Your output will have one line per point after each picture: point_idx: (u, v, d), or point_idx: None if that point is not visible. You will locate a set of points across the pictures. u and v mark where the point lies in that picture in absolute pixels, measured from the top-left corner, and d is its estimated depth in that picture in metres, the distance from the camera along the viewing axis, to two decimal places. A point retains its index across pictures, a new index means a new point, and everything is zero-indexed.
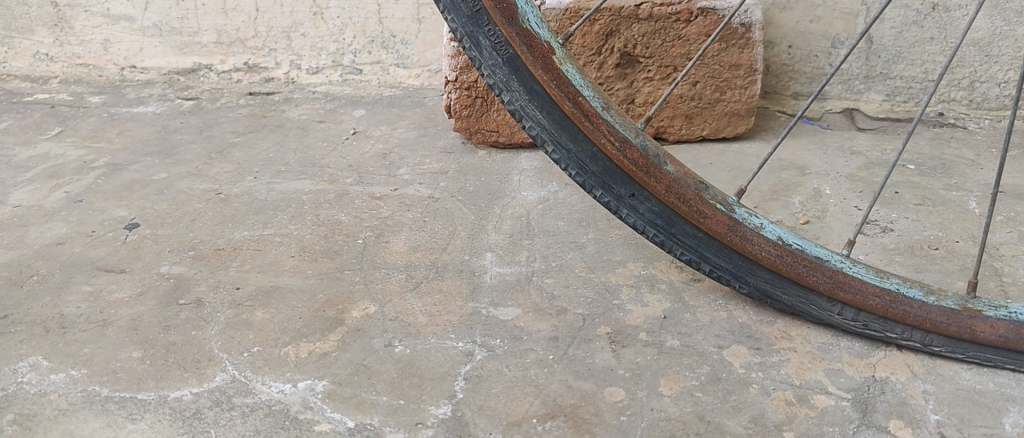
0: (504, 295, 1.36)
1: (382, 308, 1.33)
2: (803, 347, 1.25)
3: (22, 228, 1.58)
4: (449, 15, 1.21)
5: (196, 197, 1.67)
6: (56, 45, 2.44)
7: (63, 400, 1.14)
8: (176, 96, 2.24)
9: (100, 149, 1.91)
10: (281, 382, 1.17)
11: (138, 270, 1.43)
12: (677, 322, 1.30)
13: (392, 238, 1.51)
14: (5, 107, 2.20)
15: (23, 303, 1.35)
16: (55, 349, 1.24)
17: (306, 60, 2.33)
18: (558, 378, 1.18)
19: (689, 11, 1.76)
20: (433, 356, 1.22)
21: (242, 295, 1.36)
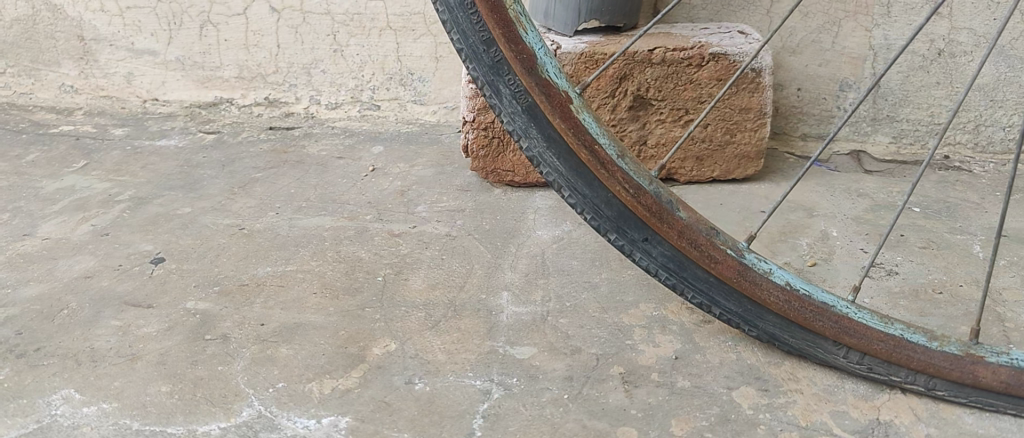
0: (520, 334, 1.40)
1: (402, 345, 1.37)
2: (808, 388, 1.29)
3: (51, 261, 1.63)
4: (471, 63, 1.25)
5: (220, 231, 1.72)
6: (81, 78, 2.51)
7: (96, 432, 1.19)
8: (198, 130, 2.30)
9: (126, 182, 1.96)
10: (305, 417, 1.22)
11: (165, 305, 1.48)
12: (688, 363, 1.35)
13: (412, 275, 1.56)
14: (32, 138, 2.26)
15: (54, 337, 1.40)
16: (86, 382, 1.29)
17: (326, 96, 2.39)
18: (573, 417, 1.22)
19: (701, 56, 1.81)
20: (452, 394, 1.26)
21: (267, 331, 1.41)
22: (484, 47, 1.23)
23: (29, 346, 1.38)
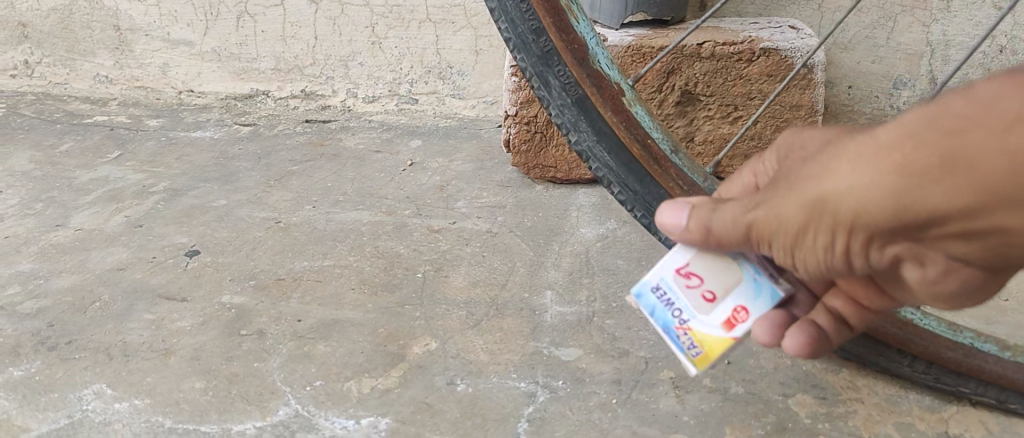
0: (565, 335, 1.35)
1: (443, 344, 1.32)
2: (870, 398, 1.22)
3: (84, 252, 1.60)
4: (518, 54, 1.19)
5: (256, 225, 1.68)
6: (116, 68, 2.49)
7: (129, 429, 1.15)
8: (233, 122, 2.26)
9: (160, 173, 1.93)
10: (344, 418, 1.17)
11: (200, 299, 1.44)
12: (742, 368, 1.28)
13: (452, 272, 1.51)
14: (66, 128, 2.24)
15: (87, 329, 1.36)
16: (118, 377, 1.25)
17: (363, 89, 2.34)
18: (622, 423, 1.16)
19: (751, 51, 1.75)
20: (496, 397, 1.21)
21: (304, 327, 1.36)
22: (534, 37, 1.17)
23: (61, 339, 1.34)
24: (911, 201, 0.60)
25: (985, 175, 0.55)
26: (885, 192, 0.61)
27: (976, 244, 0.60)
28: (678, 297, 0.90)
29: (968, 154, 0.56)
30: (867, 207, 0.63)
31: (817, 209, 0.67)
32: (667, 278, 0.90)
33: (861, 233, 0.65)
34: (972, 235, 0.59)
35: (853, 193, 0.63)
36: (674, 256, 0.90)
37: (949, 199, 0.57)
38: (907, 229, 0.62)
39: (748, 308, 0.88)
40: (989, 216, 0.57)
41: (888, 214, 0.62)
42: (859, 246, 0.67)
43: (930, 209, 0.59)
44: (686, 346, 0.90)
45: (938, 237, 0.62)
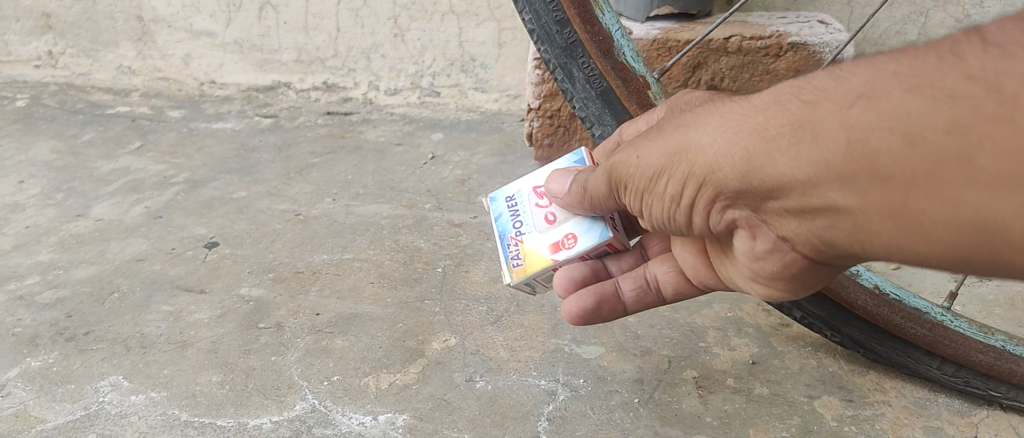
0: (587, 332, 1.33)
1: (463, 340, 1.30)
2: (898, 400, 1.19)
3: (104, 242, 1.59)
4: (542, 45, 1.17)
5: (276, 217, 1.66)
6: (139, 59, 2.50)
7: (144, 422, 1.14)
8: (255, 113, 2.25)
9: (180, 164, 1.92)
10: (361, 414, 1.15)
11: (218, 291, 1.43)
12: (766, 368, 1.25)
13: (473, 267, 1.49)
14: (88, 119, 2.24)
15: (105, 320, 1.36)
16: (135, 369, 1.24)
17: (385, 81, 2.33)
18: (644, 423, 1.14)
19: (779, 46, 1.72)
20: (515, 395, 1.19)
21: (322, 321, 1.35)
22: (557, 28, 1.15)
23: (79, 330, 1.34)
24: (753, 159, 0.63)
25: (820, 141, 0.58)
26: (737, 147, 0.65)
27: (796, 219, 0.65)
28: (524, 211, 1.00)
29: (814, 125, 0.59)
30: (717, 159, 0.67)
31: (677, 155, 0.72)
32: (522, 192, 1.01)
33: (705, 184, 0.70)
34: (797, 210, 0.63)
35: (710, 144, 0.68)
36: (541, 174, 1.02)
37: (785, 162, 0.61)
38: (745, 189, 0.66)
39: (578, 237, 0.96)
40: (814, 191, 0.60)
41: (732, 168, 0.66)
42: (704, 199, 0.72)
43: (766, 171, 0.63)
44: (511, 255, 1.00)
45: (768, 205, 0.66)
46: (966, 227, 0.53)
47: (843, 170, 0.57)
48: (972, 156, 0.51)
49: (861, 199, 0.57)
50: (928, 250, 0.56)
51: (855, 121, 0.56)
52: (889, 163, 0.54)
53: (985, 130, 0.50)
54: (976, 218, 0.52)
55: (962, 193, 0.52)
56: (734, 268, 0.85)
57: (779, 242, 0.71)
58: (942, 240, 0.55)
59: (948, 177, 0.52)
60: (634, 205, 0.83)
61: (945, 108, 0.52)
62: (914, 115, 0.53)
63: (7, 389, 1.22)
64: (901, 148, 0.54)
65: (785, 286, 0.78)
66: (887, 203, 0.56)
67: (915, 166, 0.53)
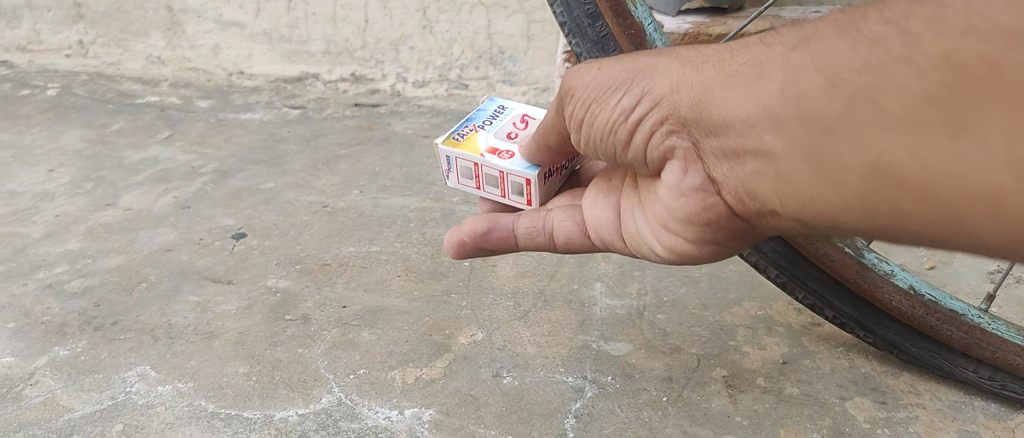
0: (615, 329, 1.31)
1: (490, 335, 1.30)
2: (932, 403, 1.17)
3: (132, 232, 1.60)
4: (574, 39, 1.16)
5: (303, 208, 1.66)
6: (168, 49, 2.51)
7: (171, 413, 1.14)
8: (283, 104, 2.25)
9: (208, 154, 1.93)
10: (388, 408, 1.15)
11: (246, 282, 1.43)
12: (797, 368, 1.23)
13: (500, 261, 1.48)
14: (117, 108, 2.25)
15: (132, 310, 1.36)
16: (163, 359, 1.24)
17: (413, 73, 2.31)
18: (672, 422, 1.13)
19: None
20: (543, 391, 1.18)
21: (349, 314, 1.34)
22: (590, 21, 1.13)
23: (107, 319, 1.34)
24: (703, 89, 0.64)
25: (763, 79, 0.59)
26: (693, 76, 0.65)
27: (725, 158, 0.64)
28: (501, 120, 1.05)
29: (760, 64, 0.60)
30: (672, 85, 0.67)
31: (632, 78, 0.71)
32: (515, 111, 1.07)
33: (653, 108, 0.69)
34: (729, 149, 0.63)
35: (666, 74, 0.68)
36: (540, 111, 1.06)
37: (729, 96, 0.62)
38: (689, 116, 0.66)
39: (513, 156, 0.98)
40: (746, 128, 0.61)
41: (683, 94, 0.66)
42: (645, 126, 0.71)
43: (712, 103, 0.63)
44: (460, 135, 1.04)
45: (704, 140, 0.66)
46: (874, 174, 0.54)
47: (775, 108, 0.58)
48: (885, 97, 0.52)
49: (787, 138, 0.58)
50: (838, 198, 0.57)
51: (794, 60, 0.58)
52: (816, 101, 0.56)
53: (899, 72, 0.52)
54: (881, 162, 0.53)
55: (873, 136, 0.53)
56: (648, 216, 0.81)
57: (705, 184, 0.68)
58: (851, 187, 0.55)
59: (863, 118, 0.53)
60: (577, 128, 0.80)
61: (870, 51, 0.54)
62: (842, 57, 0.55)
63: (36, 378, 1.22)
64: (826, 87, 0.55)
65: (702, 242, 0.75)
66: (807, 143, 0.57)
67: (836, 105, 0.55)
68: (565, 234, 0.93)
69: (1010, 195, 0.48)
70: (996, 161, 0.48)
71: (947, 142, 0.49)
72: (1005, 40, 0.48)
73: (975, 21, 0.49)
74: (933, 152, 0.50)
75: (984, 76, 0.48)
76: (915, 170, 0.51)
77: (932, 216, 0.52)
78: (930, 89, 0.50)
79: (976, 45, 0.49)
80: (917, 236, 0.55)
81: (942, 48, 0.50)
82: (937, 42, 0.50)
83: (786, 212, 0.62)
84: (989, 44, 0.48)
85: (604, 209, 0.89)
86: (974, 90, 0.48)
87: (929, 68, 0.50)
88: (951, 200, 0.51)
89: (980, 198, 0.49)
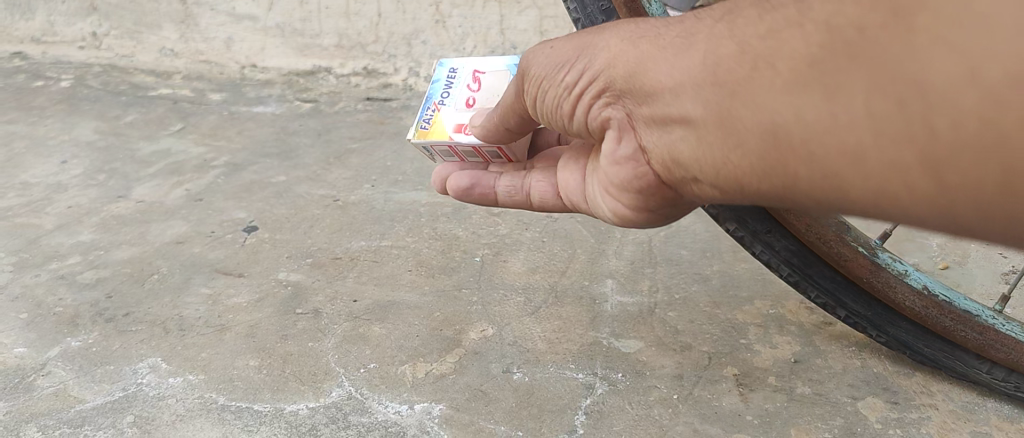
0: (626, 326, 1.31)
1: (500, 331, 1.29)
2: (945, 404, 1.16)
3: (145, 224, 1.60)
4: None
5: (314, 202, 1.66)
6: (181, 41, 2.52)
7: (181, 405, 1.14)
8: (295, 98, 2.25)
9: (221, 147, 1.93)
10: (397, 402, 1.15)
11: (257, 275, 1.43)
12: (809, 367, 1.23)
13: (511, 257, 1.48)
14: (130, 100, 2.25)
15: (144, 302, 1.36)
16: (174, 352, 1.25)
17: (425, 68, 2.26)
18: (683, 420, 1.12)
19: None
20: (553, 387, 1.18)
21: (360, 308, 1.34)
22: (603, 17, 1.13)
23: (119, 311, 1.34)
24: (627, 58, 0.65)
25: (684, 48, 0.61)
26: (626, 50, 0.66)
27: (654, 128, 0.66)
28: (457, 86, 1.02)
29: (679, 31, 0.62)
30: (609, 62, 0.67)
31: (578, 53, 0.71)
32: (465, 67, 1.03)
33: (591, 82, 0.70)
34: (652, 116, 0.65)
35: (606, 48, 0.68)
36: (493, 62, 1.01)
37: (651, 66, 0.63)
38: (622, 88, 0.67)
39: None
40: (667, 96, 0.62)
41: (617, 69, 0.67)
42: (586, 99, 0.71)
43: (640, 75, 0.64)
44: (423, 119, 1.00)
45: (636, 110, 0.67)
46: (770, 136, 0.56)
47: (688, 76, 0.60)
48: (779, 60, 0.54)
49: (698, 104, 0.60)
50: (743, 162, 0.59)
51: (714, 30, 0.59)
52: (723, 68, 0.57)
53: (793, 37, 0.53)
54: (775, 125, 0.55)
55: (768, 98, 0.55)
56: (599, 179, 0.80)
57: (637, 153, 0.70)
58: (752, 150, 0.57)
59: (760, 82, 0.55)
60: (531, 103, 0.79)
61: (772, 17, 0.55)
62: (750, 25, 0.56)
63: (48, 368, 1.22)
64: (732, 52, 0.57)
65: (636, 207, 0.76)
66: (715, 108, 0.59)
67: (740, 72, 0.56)
68: (541, 193, 0.94)
69: (872, 150, 0.50)
70: (861, 117, 0.50)
71: (823, 102, 0.51)
72: (870, 4, 0.50)
73: None
74: (813, 113, 0.52)
75: (854, 37, 0.50)
76: (801, 130, 0.53)
77: (819, 176, 0.54)
78: (816, 50, 0.52)
79: (852, 10, 0.50)
80: (810, 198, 0.57)
81: (828, 12, 0.52)
82: (823, 7, 0.52)
83: (703, 178, 0.64)
84: (861, 8, 0.50)
85: (571, 175, 0.88)
86: (845, 52, 0.50)
87: (814, 32, 0.52)
88: (831, 159, 0.53)
89: (850, 155, 0.51)
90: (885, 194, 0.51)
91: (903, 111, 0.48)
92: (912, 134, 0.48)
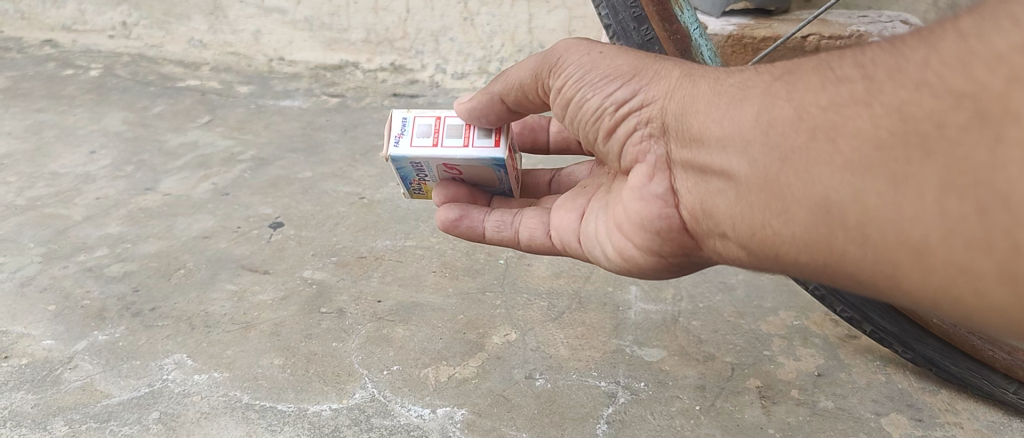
0: (650, 334, 1.31)
1: (524, 336, 1.29)
2: (970, 423, 1.15)
3: (172, 218, 1.61)
4: (619, 42, 1.14)
5: (340, 199, 1.67)
6: (210, 32, 2.53)
7: (206, 403, 1.15)
8: (322, 92, 2.25)
9: (247, 140, 1.94)
10: (420, 406, 1.15)
11: (283, 272, 1.44)
12: (832, 381, 1.22)
13: (535, 261, 1.48)
14: (158, 91, 2.27)
15: (170, 297, 1.37)
16: (199, 348, 1.26)
17: (452, 65, 2.30)
18: (704, 432, 1.12)
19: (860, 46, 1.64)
20: (576, 395, 1.18)
21: (384, 308, 1.35)
22: (635, 24, 1.12)
23: (145, 305, 1.35)
24: (688, 104, 0.70)
25: (742, 104, 0.64)
26: (683, 86, 0.72)
27: (689, 172, 0.70)
28: (431, 172, 0.99)
29: (747, 88, 0.65)
30: (666, 89, 0.73)
31: (632, 72, 0.78)
32: (431, 163, 0.97)
33: (642, 105, 0.75)
34: (695, 166, 0.68)
35: (664, 77, 0.74)
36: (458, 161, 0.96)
37: (710, 114, 0.67)
38: (671, 121, 0.72)
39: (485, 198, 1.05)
40: (714, 146, 0.65)
41: (672, 100, 0.72)
42: (630, 120, 0.77)
43: (693, 114, 0.69)
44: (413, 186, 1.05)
45: (675, 151, 0.71)
46: (821, 212, 0.55)
47: (747, 133, 0.62)
48: (841, 137, 0.54)
49: (752, 163, 0.61)
50: (789, 231, 0.59)
51: (777, 93, 0.61)
52: (783, 133, 0.59)
53: (857, 115, 0.54)
54: (828, 202, 0.55)
55: (824, 174, 0.55)
56: (608, 218, 0.84)
57: (667, 194, 0.73)
58: (799, 221, 0.58)
59: (817, 155, 0.56)
60: (575, 115, 0.85)
61: (838, 91, 0.56)
62: (814, 93, 0.58)
63: (75, 362, 1.24)
64: (796, 120, 0.58)
65: (648, 250, 0.77)
66: (769, 173, 0.60)
67: (798, 139, 0.58)
68: (529, 232, 0.97)
69: (939, 248, 0.49)
70: (928, 212, 0.49)
71: (886, 189, 0.51)
72: (948, 97, 0.49)
73: (931, 76, 0.50)
74: (872, 196, 0.52)
75: (927, 129, 0.49)
76: (857, 213, 0.53)
77: (869, 259, 0.54)
78: (882, 135, 0.52)
79: (926, 101, 0.50)
80: (854, 280, 0.57)
81: (897, 97, 0.52)
82: (896, 92, 0.52)
83: (738, 237, 0.65)
84: (942, 101, 0.49)
85: (569, 213, 0.93)
86: (916, 142, 0.50)
87: (883, 114, 0.52)
88: (890, 248, 0.52)
89: (912, 248, 0.51)
90: (943, 289, 0.51)
91: (981, 217, 0.47)
92: (987, 241, 0.47)
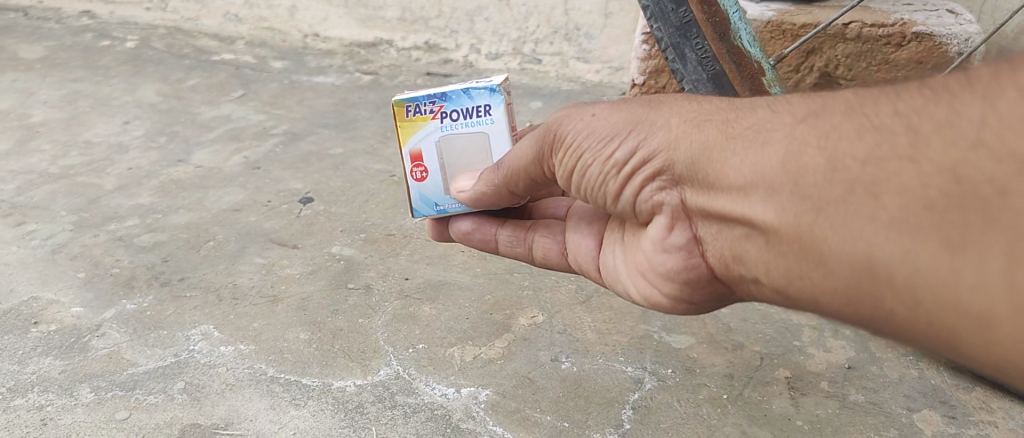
0: (679, 321, 1.29)
1: (551, 318, 1.28)
2: (1005, 422, 1.12)
3: (203, 189, 1.61)
4: (656, 22, 1.14)
5: (370, 176, 1.66)
6: (246, 8, 2.53)
7: (231, 374, 1.16)
8: (356, 69, 2.25)
9: (280, 116, 1.94)
10: (444, 385, 1.14)
11: (311, 247, 1.43)
12: (863, 374, 1.20)
13: None
14: (193, 64, 2.27)
15: (199, 268, 1.38)
16: (226, 320, 1.26)
17: (487, 44, 2.28)
18: (731, 421, 1.11)
19: (902, 35, 1.57)
20: (601, 379, 1.17)
21: (411, 286, 1.34)
22: (673, 6, 1.11)
23: (174, 275, 1.36)
24: (697, 153, 0.61)
25: (764, 152, 0.56)
26: (689, 127, 0.63)
27: (715, 219, 0.63)
28: None
29: (762, 129, 0.57)
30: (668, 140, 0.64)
31: (631, 126, 0.68)
32: None
33: (646, 162, 0.66)
34: (716, 212, 0.62)
35: (665, 126, 0.65)
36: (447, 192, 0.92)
37: (728, 161, 0.59)
38: (683, 172, 0.64)
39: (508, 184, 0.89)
40: (737, 195, 0.58)
41: (678, 151, 0.63)
42: (638, 178, 0.68)
43: (706, 164, 0.61)
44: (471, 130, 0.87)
45: (692, 197, 0.64)
46: (861, 270, 0.50)
47: (772, 181, 0.55)
48: (884, 193, 0.48)
49: (781, 212, 0.55)
50: (824, 282, 0.54)
51: (802, 135, 0.54)
52: (814, 183, 0.52)
53: (902, 172, 0.48)
54: (872, 260, 0.49)
55: (866, 230, 0.49)
56: (627, 260, 0.78)
57: (691, 243, 0.67)
58: (837, 276, 0.52)
59: (857, 211, 0.50)
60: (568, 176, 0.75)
61: (877, 142, 0.50)
62: (847, 142, 0.51)
63: (103, 330, 1.24)
64: (826, 168, 0.52)
65: (679, 299, 0.73)
66: (799, 224, 0.53)
67: (830, 191, 0.51)
68: (544, 250, 0.91)
69: (1005, 322, 0.45)
70: (995, 284, 0.44)
71: (941, 253, 0.46)
72: (1015, 165, 0.44)
73: (987, 136, 0.45)
74: (925, 260, 0.47)
75: (989, 195, 0.44)
76: (905, 274, 0.48)
77: (918, 319, 0.49)
78: (935, 196, 0.46)
79: (987, 165, 0.45)
80: (896, 331, 0.52)
81: (948, 156, 0.46)
82: (946, 149, 0.46)
83: (768, 281, 0.60)
84: (1007, 166, 0.44)
85: (585, 242, 0.87)
86: (977, 207, 0.45)
87: (933, 173, 0.47)
88: (942, 313, 0.47)
89: (971, 317, 0.46)
90: (1007, 359, 0.46)
91: None
92: None
